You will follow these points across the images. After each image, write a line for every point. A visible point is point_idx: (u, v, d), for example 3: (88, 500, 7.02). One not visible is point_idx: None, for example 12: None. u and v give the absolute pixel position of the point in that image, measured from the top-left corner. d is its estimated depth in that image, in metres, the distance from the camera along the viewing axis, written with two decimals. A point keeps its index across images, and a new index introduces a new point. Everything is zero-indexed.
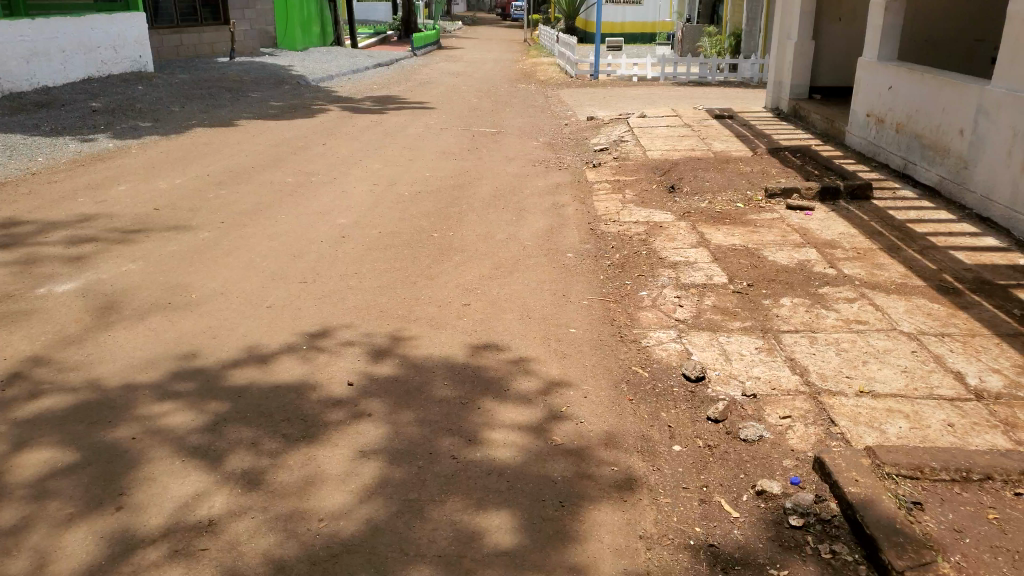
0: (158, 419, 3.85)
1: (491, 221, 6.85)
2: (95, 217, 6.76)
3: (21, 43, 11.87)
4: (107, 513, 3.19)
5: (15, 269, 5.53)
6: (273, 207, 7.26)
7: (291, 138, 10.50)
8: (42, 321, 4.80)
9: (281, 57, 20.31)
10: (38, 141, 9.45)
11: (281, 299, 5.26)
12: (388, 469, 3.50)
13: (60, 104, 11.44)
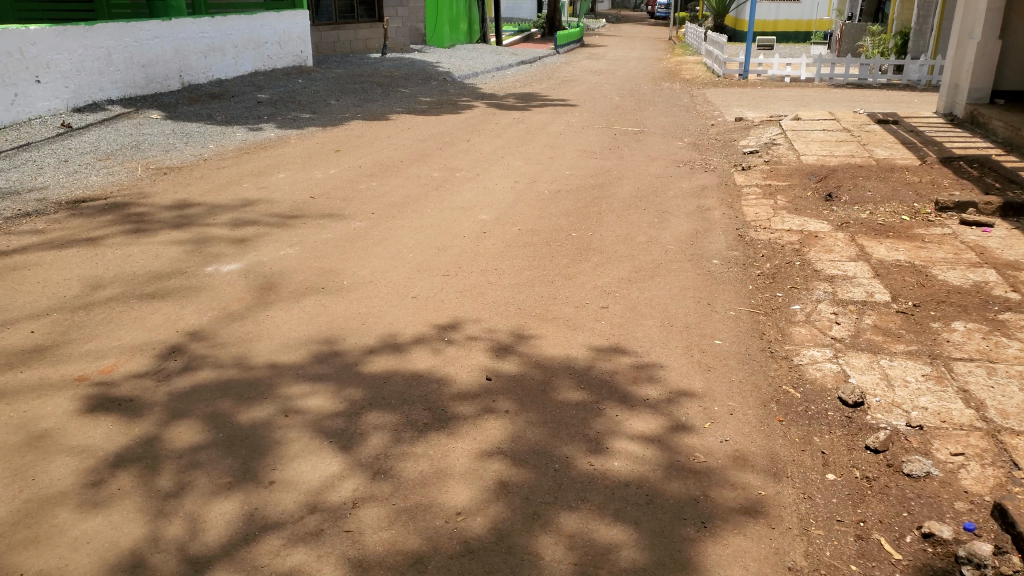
0: (307, 399, 4.01)
1: (633, 223, 6.70)
2: (258, 202, 7.18)
3: (201, 38, 12.82)
4: (257, 488, 3.35)
5: (188, 247, 5.96)
6: (420, 200, 7.44)
7: (437, 133, 10.77)
8: (210, 297, 5.12)
9: (429, 53, 20.90)
10: (210, 130, 10.16)
11: (425, 291, 5.37)
12: (524, 469, 3.47)
13: (231, 96, 12.27)
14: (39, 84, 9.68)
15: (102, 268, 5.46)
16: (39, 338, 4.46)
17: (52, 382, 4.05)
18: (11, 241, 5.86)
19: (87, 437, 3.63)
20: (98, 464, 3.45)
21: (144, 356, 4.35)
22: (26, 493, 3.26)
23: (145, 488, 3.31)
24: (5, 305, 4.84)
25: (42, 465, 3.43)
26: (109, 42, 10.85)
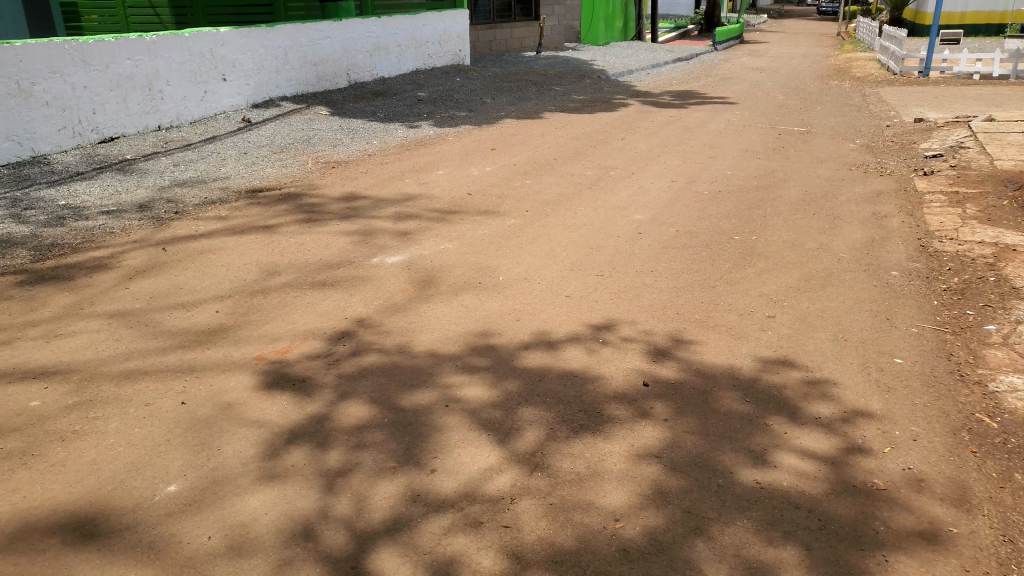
0: (466, 391, 4.08)
1: (800, 228, 6.35)
2: (418, 197, 7.41)
3: (368, 38, 13.45)
4: (419, 473, 3.43)
5: (355, 238, 6.24)
6: (575, 199, 7.41)
7: (592, 132, 10.71)
8: (374, 288, 5.33)
9: (583, 51, 20.87)
10: (374, 126, 10.63)
11: (580, 290, 5.33)
12: (685, 479, 3.35)
13: (393, 93, 12.79)
14: (225, 82, 10.50)
15: (278, 256, 5.83)
16: (223, 319, 4.82)
17: (235, 359, 4.36)
18: (199, 227, 6.38)
19: (265, 413, 3.87)
20: (274, 439, 3.67)
21: (316, 340, 4.59)
22: (213, 461, 3.51)
23: (316, 465, 3.48)
24: (194, 286, 5.27)
25: (226, 436, 3.69)
26: (287, 42, 11.60)
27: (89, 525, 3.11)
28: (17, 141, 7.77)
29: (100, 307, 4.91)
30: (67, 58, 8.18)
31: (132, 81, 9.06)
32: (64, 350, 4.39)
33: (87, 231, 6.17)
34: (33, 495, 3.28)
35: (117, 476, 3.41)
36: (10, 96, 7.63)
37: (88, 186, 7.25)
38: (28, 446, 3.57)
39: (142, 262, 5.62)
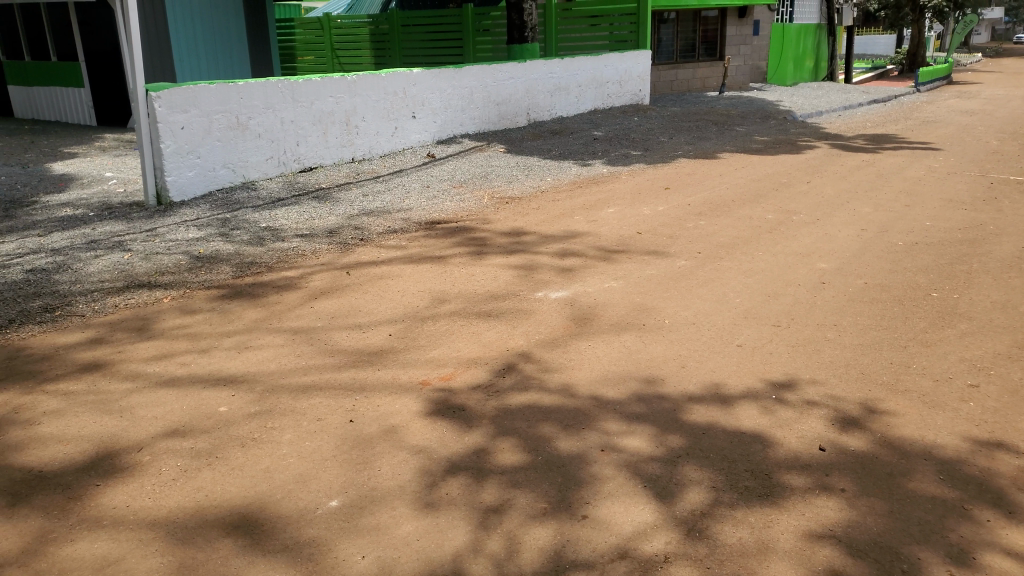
0: (624, 438, 3.95)
1: (1012, 289, 5.66)
2: (587, 235, 7.38)
3: (550, 78, 13.73)
4: (572, 520, 3.35)
5: (522, 273, 6.30)
6: (751, 242, 7.08)
7: (773, 174, 10.23)
8: (537, 322, 5.33)
9: (769, 91, 20.11)
10: (550, 163, 10.81)
11: (752, 340, 5.04)
12: (862, 563, 3.04)
13: (570, 131, 12.96)
14: (414, 119, 11.11)
15: (448, 285, 6.00)
16: (393, 341, 5.01)
17: (401, 382, 4.49)
18: (379, 254, 6.72)
19: (424, 439, 3.94)
20: (431, 467, 3.72)
21: (477, 370, 4.65)
22: (372, 481, 3.61)
23: (469, 498, 3.49)
24: (369, 308, 5.53)
25: (386, 458, 3.79)
26: (473, 82, 12.12)
27: (258, 529, 3.28)
28: (232, 169, 8.61)
29: (285, 323, 5.26)
30: (279, 95, 9.02)
31: (332, 117, 9.82)
32: (251, 361, 4.73)
33: (282, 253, 6.67)
34: (213, 493, 3.51)
35: (286, 485, 3.58)
36: (230, 129, 8.49)
37: (287, 211, 7.87)
38: (213, 448, 3.85)
39: (326, 284, 5.99)
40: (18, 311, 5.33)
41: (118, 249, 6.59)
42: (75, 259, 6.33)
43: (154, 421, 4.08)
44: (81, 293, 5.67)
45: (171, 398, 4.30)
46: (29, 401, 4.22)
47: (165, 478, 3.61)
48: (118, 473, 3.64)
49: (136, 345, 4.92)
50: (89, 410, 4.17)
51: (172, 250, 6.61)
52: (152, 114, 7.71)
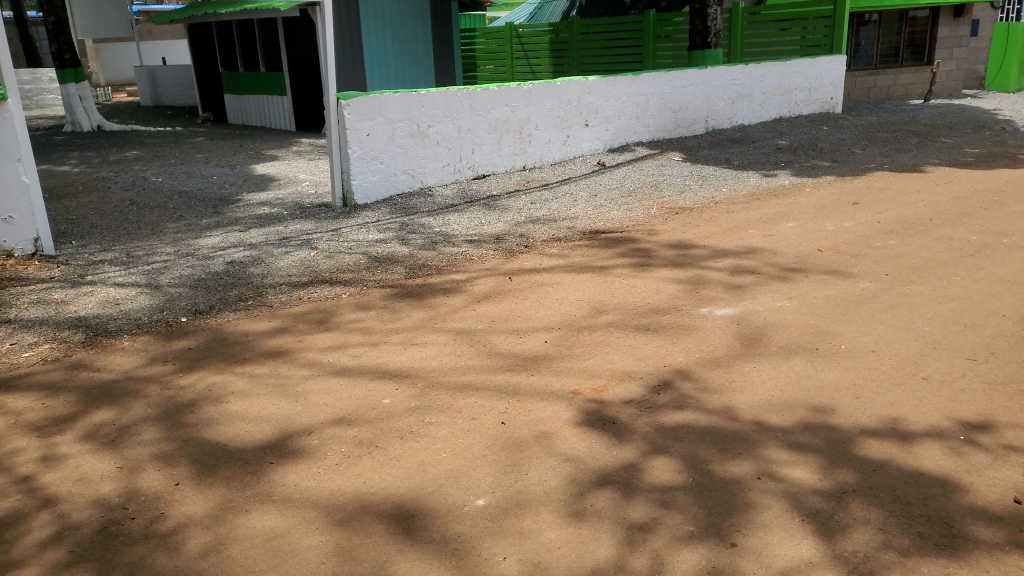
0: (783, 467, 3.72)
1: None
2: (762, 250, 7.03)
3: (732, 85, 13.25)
4: (721, 546, 3.20)
5: (689, 287, 6.12)
6: (949, 266, 6.42)
7: (983, 191, 9.22)
8: (699, 339, 5.15)
9: (986, 98, 18.14)
10: (726, 173, 10.43)
11: (940, 373, 4.57)
12: None
13: (751, 141, 12.42)
14: (587, 127, 11.15)
15: (610, 295, 5.96)
16: (549, 349, 5.04)
17: (554, 390, 4.50)
18: (543, 261, 6.79)
19: (574, 448, 3.93)
20: (577, 476, 3.70)
21: (632, 384, 4.56)
22: (519, 484, 3.64)
23: (615, 512, 3.43)
24: (529, 315, 5.60)
25: (534, 463, 3.81)
26: (649, 90, 11.96)
27: (408, 520, 3.41)
28: (411, 174, 9.07)
29: (449, 324, 5.46)
30: (458, 104, 9.38)
31: (507, 125, 10.07)
32: (415, 357, 4.95)
33: (451, 256, 6.94)
34: (371, 480, 3.69)
35: (438, 480, 3.69)
36: (411, 136, 8.95)
37: (459, 217, 8.16)
38: (375, 438, 4.05)
39: (490, 288, 6.14)
40: (217, 299, 5.93)
41: (305, 247, 7.14)
42: (269, 254, 6.94)
43: (325, 407, 4.37)
44: (271, 286, 6.21)
45: (341, 388, 4.59)
46: (221, 381, 4.67)
47: (330, 462, 3.85)
48: (290, 453, 3.93)
49: (315, 336, 5.30)
50: (270, 393, 4.54)
51: (352, 250, 7.06)
52: (342, 121, 8.27)
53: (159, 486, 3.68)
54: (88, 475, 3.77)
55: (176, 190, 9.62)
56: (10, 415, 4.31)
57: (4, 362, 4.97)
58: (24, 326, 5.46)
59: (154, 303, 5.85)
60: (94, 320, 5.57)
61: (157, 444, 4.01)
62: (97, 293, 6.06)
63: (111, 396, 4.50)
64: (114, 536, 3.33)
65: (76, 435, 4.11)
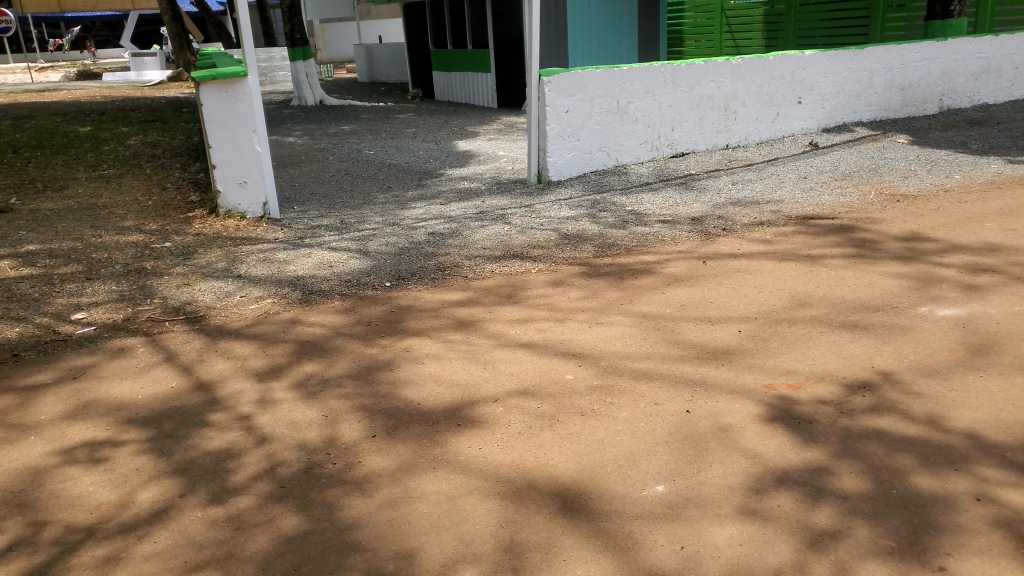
0: (1008, 490, 3.28)
1: None
2: (1001, 247, 6.22)
3: (976, 59, 11.80)
4: (923, 568, 2.89)
5: (907, 283, 5.56)
6: None
7: None
8: (915, 341, 4.66)
9: None
10: (961, 158, 9.33)
11: None
12: None
13: (996, 122, 11.00)
14: (799, 105, 10.45)
15: (815, 286, 5.57)
16: (741, 340, 4.80)
17: (744, 383, 4.29)
18: (741, 246, 6.47)
19: (762, 445, 3.71)
20: (763, 474, 3.49)
21: (831, 384, 4.23)
22: (701, 475, 3.50)
23: (803, 515, 3.21)
24: (723, 302, 5.37)
25: (718, 455, 3.65)
26: (875, 64, 10.94)
27: (584, 497, 3.39)
28: (607, 152, 8.99)
29: (636, 306, 5.36)
30: (661, 80, 9.13)
31: (711, 102, 9.68)
32: (601, 337, 4.92)
33: (643, 236, 6.81)
34: (550, 454, 3.71)
35: (617, 460, 3.64)
36: (610, 113, 8.86)
37: (654, 196, 7.98)
38: (556, 413, 4.07)
39: (683, 272, 5.96)
40: (416, 268, 6.25)
41: (500, 221, 7.33)
42: (465, 227, 7.19)
43: (509, 378, 4.46)
44: (467, 257, 6.44)
45: (527, 360, 4.67)
46: (416, 344, 4.92)
47: (513, 431, 3.92)
48: (475, 419, 4.06)
49: (504, 308, 5.42)
50: (459, 359, 4.71)
51: (545, 226, 7.14)
52: (543, 98, 8.34)
53: (356, 437, 3.95)
54: (297, 420, 4.13)
55: (385, 162, 10.25)
56: (236, 361, 4.83)
57: (233, 312, 5.57)
58: (251, 281, 6.08)
59: (360, 268, 6.28)
60: (308, 280, 6.08)
61: (355, 399, 4.31)
62: (313, 255, 6.62)
63: (320, 350, 4.90)
64: (315, 478, 3.63)
65: (289, 383, 4.52)
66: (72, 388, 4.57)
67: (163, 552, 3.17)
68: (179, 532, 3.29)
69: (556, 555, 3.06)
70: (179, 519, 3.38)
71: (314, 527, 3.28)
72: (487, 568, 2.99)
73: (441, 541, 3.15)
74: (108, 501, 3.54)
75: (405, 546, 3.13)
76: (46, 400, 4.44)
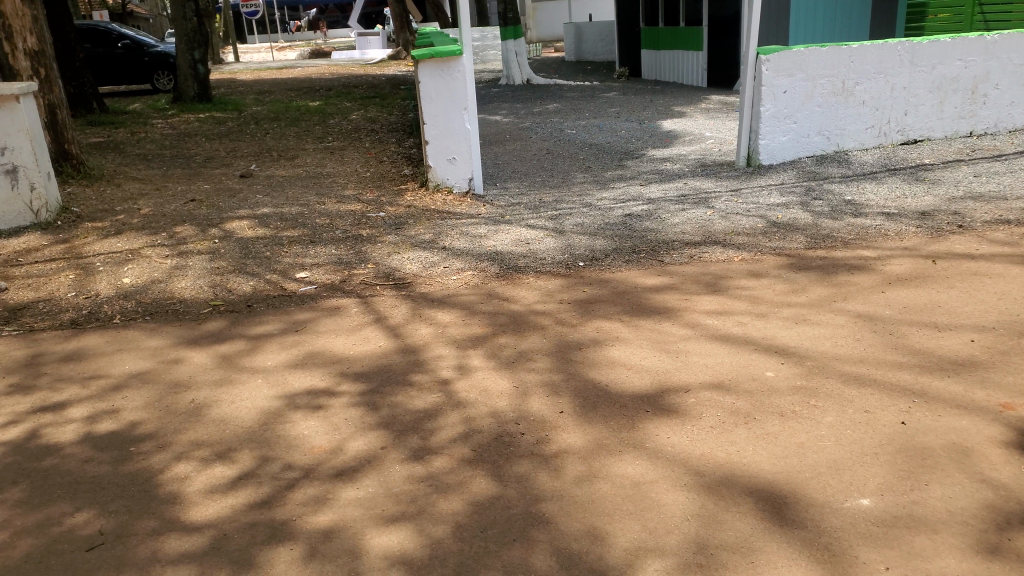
0: None
1: None
2: None
3: None
4: None
5: None
6: None
7: None
8: None
9: None
10: None
11: None
12: None
13: None
14: None
15: None
16: (975, 352, 4.29)
17: (975, 399, 3.83)
18: (981, 246, 5.77)
19: (994, 471, 3.30)
20: (993, 504, 3.11)
21: None
22: (915, 494, 3.18)
23: None
24: (954, 308, 4.83)
25: (937, 475, 3.29)
26: None
27: (780, 500, 3.20)
28: (826, 136, 8.38)
29: (850, 304, 4.96)
30: (896, 59, 8.31)
31: (954, 84, 8.69)
32: (808, 335, 4.61)
33: (862, 229, 6.28)
34: (744, 452, 3.54)
35: (818, 467, 3.39)
36: (832, 95, 8.23)
37: (877, 186, 7.33)
38: (752, 410, 3.87)
39: (907, 271, 5.43)
40: (614, 249, 6.20)
41: (703, 205, 7.08)
42: (666, 210, 7.03)
43: (704, 369, 4.31)
44: (667, 241, 6.29)
45: (723, 352, 4.48)
46: (610, 326, 4.88)
47: (705, 424, 3.78)
48: (666, 407, 3.96)
49: (702, 297, 5.24)
50: (653, 345, 4.62)
51: (751, 213, 6.80)
52: (758, 78, 7.91)
53: (546, 412, 4.00)
54: (490, 389, 4.25)
55: (587, 142, 10.26)
56: (437, 327, 5.07)
57: (437, 281, 5.85)
58: (454, 253, 6.34)
59: (558, 246, 6.34)
60: (508, 255, 6.23)
61: (547, 374, 4.37)
62: (513, 231, 6.78)
63: (515, 324, 5.01)
64: (505, 446, 3.72)
65: (485, 353, 4.67)
66: (294, 339, 5.03)
67: (366, 498, 3.41)
68: (380, 482, 3.52)
69: (746, 556, 2.92)
70: (380, 470, 3.61)
71: (502, 495, 3.37)
72: (671, 559, 2.92)
73: (625, 526, 3.11)
74: (321, 445, 3.86)
75: (589, 525, 3.13)
76: (273, 348, 4.93)
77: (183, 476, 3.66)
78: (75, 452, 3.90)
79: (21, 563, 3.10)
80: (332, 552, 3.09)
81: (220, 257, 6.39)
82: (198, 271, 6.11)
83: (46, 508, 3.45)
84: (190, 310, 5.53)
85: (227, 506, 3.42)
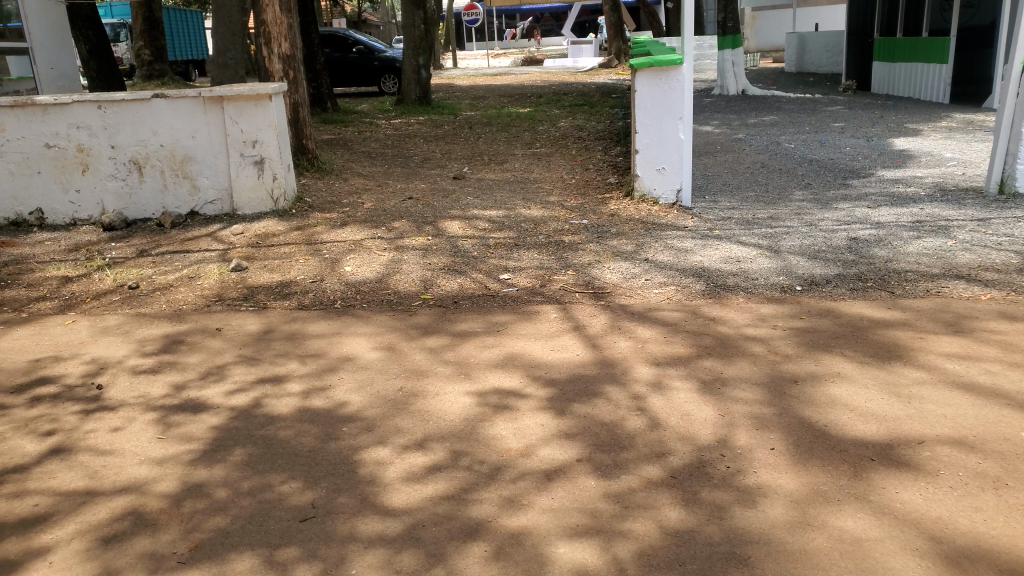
0: None
1: None
2: None
3: None
4: None
5: None
6: None
7: None
8: None
9: None
10: None
11: None
12: None
13: None
14: None
15: None
16: None
17: None
18: None
19: None
20: None
21: None
22: None
23: None
24: None
25: None
26: None
27: None
28: None
29: None
30: None
31: None
32: None
33: None
34: (995, 523, 3.08)
35: None
36: None
37: None
38: (1003, 475, 3.37)
39: None
40: (836, 275, 5.73)
41: (943, 234, 6.36)
42: (898, 236, 6.39)
43: (942, 421, 3.82)
44: (898, 271, 5.71)
45: (967, 404, 3.96)
46: (830, 360, 4.49)
47: (943, 484, 3.34)
48: (896, 458, 3.54)
49: (941, 337, 4.68)
50: (880, 386, 4.18)
51: (1003, 246, 6.01)
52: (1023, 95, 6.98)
53: (753, 446, 3.73)
54: (692, 414, 4.04)
55: (806, 157, 9.64)
56: (639, 342, 4.92)
57: (639, 294, 5.71)
58: (658, 266, 6.17)
59: (772, 267, 5.97)
60: (715, 273, 5.96)
61: (756, 405, 4.08)
62: (722, 248, 6.47)
63: (722, 348, 4.75)
64: (707, 476, 3.50)
65: (687, 375, 4.46)
66: (495, 340, 5.10)
67: (559, 509, 3.34)
68: (574, 494, 3.44)
69: None
70: (575, 482, 3.53)
71: (701, 527, 3.16)
72: None
73: None
74: (516, 448, 3.85)
75: None
76: (475, 346, 5.03)
77: (386, 461, 3.80)
78: (293, 424, 4.19)
79: (243, 523, 3.35)
80: (523, 558, 3.05)
81: (432, 253, 6.67)
82: (411, 265, 6.41)
83: (266, 473, 3.72)
84: (402, 301, 5.80)
85: (425, 496, 3.49)
